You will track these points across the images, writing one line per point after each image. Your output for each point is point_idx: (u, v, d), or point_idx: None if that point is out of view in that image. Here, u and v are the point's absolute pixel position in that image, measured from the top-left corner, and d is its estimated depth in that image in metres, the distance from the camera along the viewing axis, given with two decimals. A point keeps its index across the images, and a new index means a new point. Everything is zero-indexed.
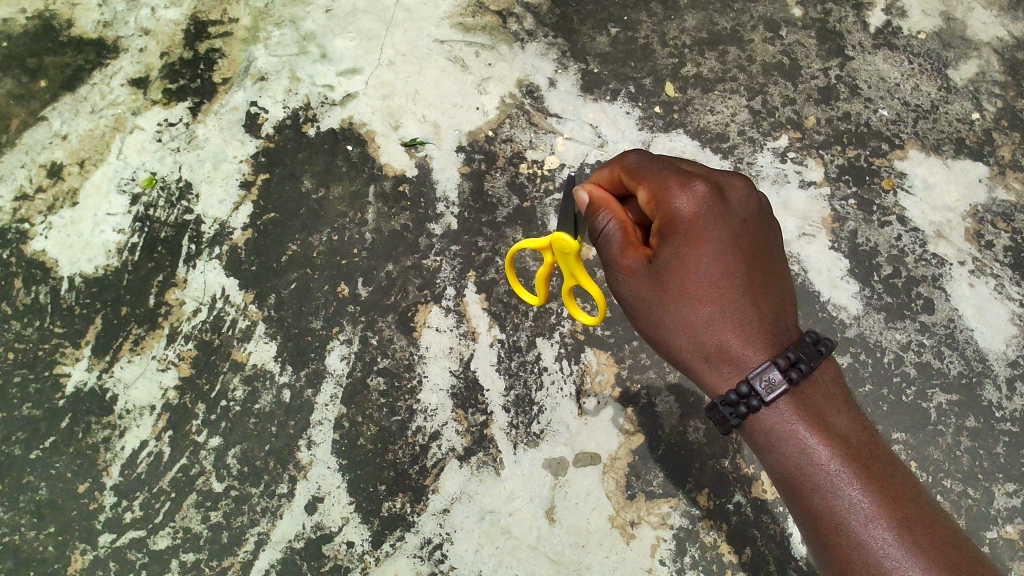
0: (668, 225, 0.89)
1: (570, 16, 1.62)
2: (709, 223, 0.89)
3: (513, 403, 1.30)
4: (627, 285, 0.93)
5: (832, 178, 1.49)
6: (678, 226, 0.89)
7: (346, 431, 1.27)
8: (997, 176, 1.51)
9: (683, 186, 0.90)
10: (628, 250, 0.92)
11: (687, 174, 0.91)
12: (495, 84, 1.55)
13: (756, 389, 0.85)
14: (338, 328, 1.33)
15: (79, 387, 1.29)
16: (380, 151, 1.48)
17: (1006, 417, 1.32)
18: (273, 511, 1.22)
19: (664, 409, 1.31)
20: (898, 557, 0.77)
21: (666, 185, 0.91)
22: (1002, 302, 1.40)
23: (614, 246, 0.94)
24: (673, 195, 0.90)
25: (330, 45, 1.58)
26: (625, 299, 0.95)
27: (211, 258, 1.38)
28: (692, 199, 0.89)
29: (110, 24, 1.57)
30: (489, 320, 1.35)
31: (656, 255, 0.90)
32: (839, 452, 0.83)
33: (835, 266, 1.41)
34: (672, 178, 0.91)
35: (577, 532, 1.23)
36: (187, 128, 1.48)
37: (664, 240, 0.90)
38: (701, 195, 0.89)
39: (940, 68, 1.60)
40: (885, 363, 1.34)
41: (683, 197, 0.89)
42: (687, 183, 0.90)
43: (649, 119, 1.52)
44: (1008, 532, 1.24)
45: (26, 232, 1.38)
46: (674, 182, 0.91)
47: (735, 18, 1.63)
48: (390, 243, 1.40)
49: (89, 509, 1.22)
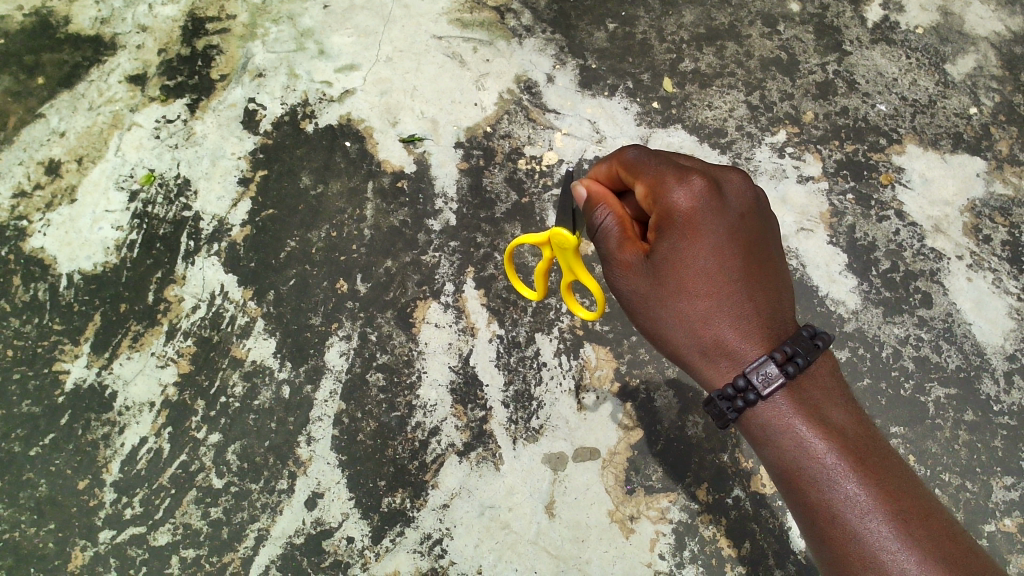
0: (665, 220, 0.89)
1: (567, 11, 1.62)
2: (706, 218, 0.89)
3: (512, 398, 1.30)
4: (625, 280, 0.94)
5: (830, 173, 1.49)
6: (675, 221, 0.89)
7: (346, 427, 1.27)
8: (995, 170, 1.51)
9: (680, 180, 0.90)
10: (625, 244, 0.93)
11: (685, 168, 0.91)
12: (493, 80, 1.55)
13: (753, 383, 0.85)
14: (337, 324, 1.34)
15: (79, 384, 1.29)
16: (378, 147, 1.48)
17: (1004, 411, 1.32)
18: (273, 507, 1.23)
19: (663, 404, 1.31)
20: (894, 549, 0.77)
21: (663, 180, 0.91)
22: (1000, 296, 1.41)
23: (612, 241, 0.94)
24: (670, 189, 0.90)
25: (328, 41, 1.58)
26: (623, 294, 0.95)
27: (210, 254, 1.38)
28: (689, 194, 0.89)
29: (108, 21, 1.56)
30: (488, 316, 1.35)
31: (653, 249, 0.90)
32: (836, 445, 0.83)
33: (833, 261, 1.41)
34: (669, 172, 0.91)
35: (577, 527, 1.23)
36: (186, 125, 1.48)
37: (661, 234, 0.90)
38: (698, 189, 0.89)
39: (938, 62, 1.60)
40: (883, 357, 1.34)
41: (680, 191, 0.89)
42: (684, 177, 0.90)
43: (647, 115, 1.52)
44: (1006, 526, 1.25)
45: (24, 229, 1.38)
46: (671, 176, 0.91)
47: (733, 14, 1.63)
48: (389, 240, 1.40)
49: (89, 506, 1.22)
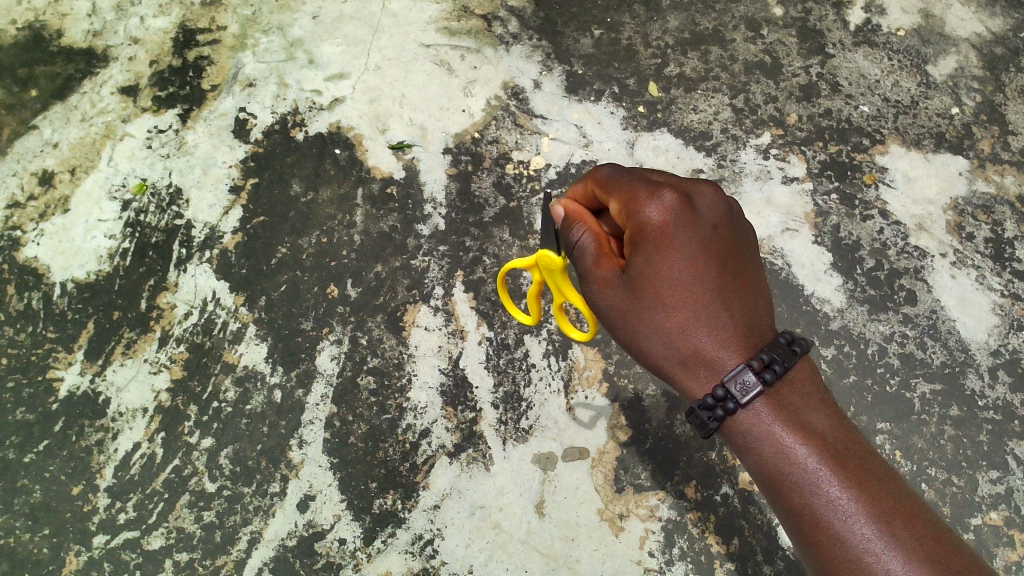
0: (639, 234, 0.90)
1: (554, 18, 1.64)
2: (678, 231, 0.90)
3: (501, 399, 1.32)
4: (603, 295, 0.95)
5: (814, 174, 1.50)
6: (649, 235, 0.90)
7: (337, 430, 1.29)
8: (977, 169, 1.53)
9: (652, 195, 0.91)
10: (602, 261, 0.94)
11: (657, 183, 0.92)
12: (480, 86, 1.57)
13: (732, 392, 0.86)
14: (328, 328, 1.35)
15: (72, 391, 1.30)
16: (367, 154, 1.50)
17: (989, 406, 1.34)
18: (265, 510, 1.24)
19: (652, 403, 1.32)
20: (879, 551, 0.78)
21: (636, 195, 0.92)
22: (984, 293, 1.42)
23: (589, 258, 0.95)
24: (642, 204, 0.91)
25: (318, 51, 1.60)
26: (602, 310, 0.97)
27: (202, 261, 1.39)
28: (661, 208, 0.90)
29: (100, 34, 1.59)
30: (477, 319, 1.37)
31: (629, 264, 0.91)
32: (817, 450, 0.84)
33: (818, 259, 1.43)
34: (641, 187, 0.92)
35: (567, 526, 1.24)
36: (177, 134, 1.50)
37: (635, 249, 0.91)
38: (670, 203, 0.91)
39: (919, 63, 1.63)
40: (868, 354, 1.36)
41: (652, 206, 0.90)
42: (656, 192, 0.91)
43: (633, 119, 1.54)
44: (993, 519, 1.26)
45: (18, 239, 1.40)
46: (643, 191, 0.92)
47: (717, 19, 1.65)
48: (379, 244, 1.42)
49: (83, 511, 1.23)
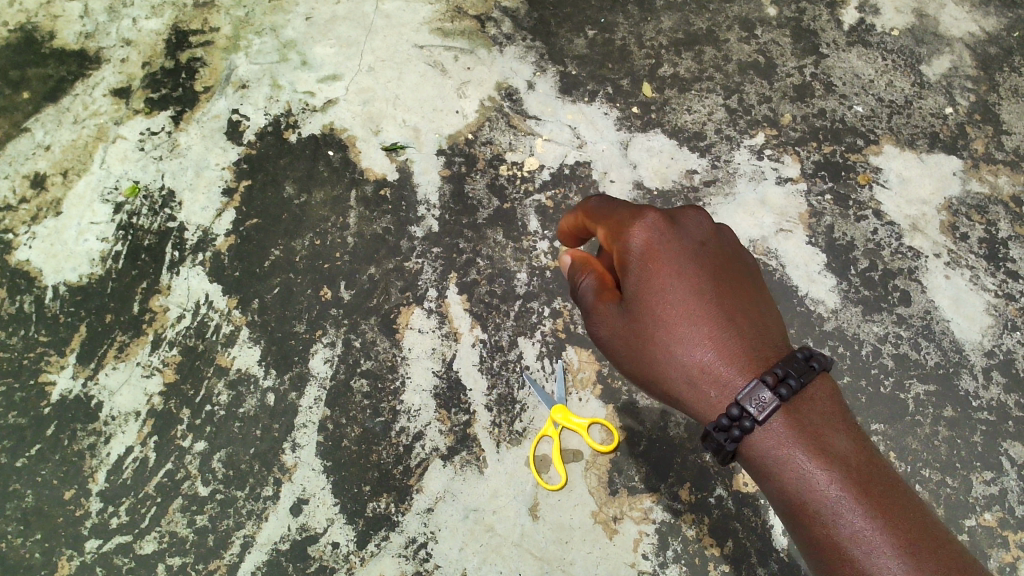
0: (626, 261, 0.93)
1: (547, 19, 1.64)
2: (664, 250, 0.92)
3: (495, 401, 1.31)
4: (604, 324, 0.97)
5: (808, 174, 1.50)
6: (635, 260, 0.92)
7: (330, 433, 1.28)
8: (971, 169, 1.52)
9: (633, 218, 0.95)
10: (602, 295, 0.97)
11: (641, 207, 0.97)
12: (474, 88, 1.57)
13: (748, 411, 0.83)
14: (321, 331, 1.35)
15: (65, 396, 1.30)
16: (361, 156, 1.49)
17: (983, 406, 1.34)
18: (258, 514, 1.24)
19: (646, 405, 1.32)
20: None
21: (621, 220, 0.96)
22: (978, 293, 1.42)
23: (591, 297, 0.99)
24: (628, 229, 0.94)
25: (311, 52, 1.59)
26: (612, 342, 0.97)
27: (194, 264, 1.39)
28: (644, 231, 0.93)
29: (92, 35, 1.58)
30: (471, 321, 1.36)
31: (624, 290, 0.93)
32: (836, 474, 0.78)
33: (812, 260, 1.43)
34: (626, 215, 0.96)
35: (561, 529, 1.25)
36: (170, 136, 1.50)
37: (626, 274, 0.93)
38: (652, 223, 0.94)
39: (913, 63, 1.62)
40: (862, 356, 1.36)
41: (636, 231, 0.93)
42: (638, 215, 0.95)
43: (627, 119, 1.54)
44: (987, 520, 1.27)
45: (9, 243, 1.40)
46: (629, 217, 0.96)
47: (711, 19, 1.65)
48: (372, 247, 1.41)
49: (75, 516, 1.23)
